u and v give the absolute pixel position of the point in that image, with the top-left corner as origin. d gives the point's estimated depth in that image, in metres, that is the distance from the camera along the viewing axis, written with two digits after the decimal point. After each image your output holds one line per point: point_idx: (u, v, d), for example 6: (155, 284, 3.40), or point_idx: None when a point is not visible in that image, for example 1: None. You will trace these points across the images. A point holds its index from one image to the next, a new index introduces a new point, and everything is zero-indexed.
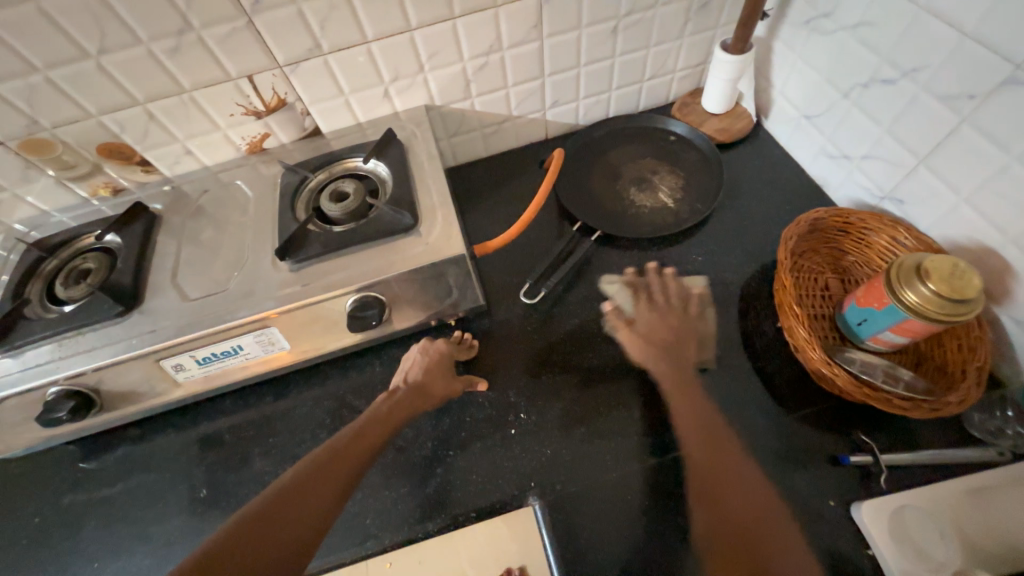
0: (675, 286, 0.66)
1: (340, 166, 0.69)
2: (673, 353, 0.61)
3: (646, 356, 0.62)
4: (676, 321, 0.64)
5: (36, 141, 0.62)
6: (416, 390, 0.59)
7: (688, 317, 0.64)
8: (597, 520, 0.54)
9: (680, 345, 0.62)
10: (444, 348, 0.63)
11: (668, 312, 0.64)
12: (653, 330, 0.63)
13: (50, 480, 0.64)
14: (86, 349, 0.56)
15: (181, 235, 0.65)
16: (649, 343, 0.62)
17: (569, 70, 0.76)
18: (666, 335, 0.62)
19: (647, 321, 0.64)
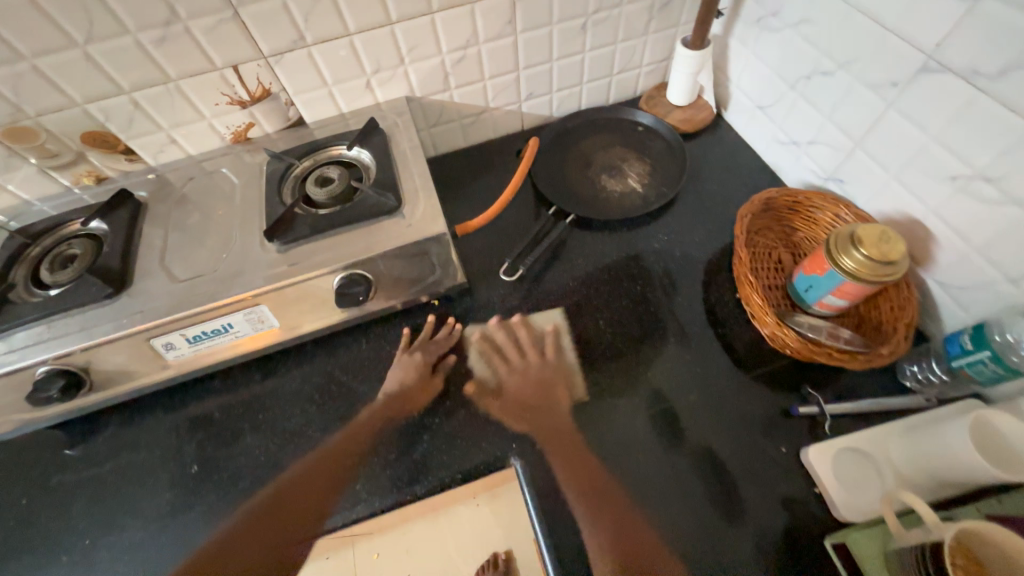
0: (526, 335, 0.69)
1: (325, 153, 0.72)
2: (546, 405, 0.62)
3: (515, 413, 0.62)
4: (539, 369, 0.65)
5: (19, 129, 0.63)
6: (399, 398, 0.65)
7: (547, 360, 0.66)
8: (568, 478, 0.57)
9: (551, 397, 0.63)
10: (427, 348, 0.68)
11: (527, 365, 0.66)
12: (519, 391, 0.64)
13: (36, 464, 0.65)
14: (75, 329, 0.58)
15: (168, 221, 0.67)
16: (519, 405, 0.62)
17: (542, 64, 0.81)
18: (533, 392, 0.63)
19: (513, 381, 0.65)
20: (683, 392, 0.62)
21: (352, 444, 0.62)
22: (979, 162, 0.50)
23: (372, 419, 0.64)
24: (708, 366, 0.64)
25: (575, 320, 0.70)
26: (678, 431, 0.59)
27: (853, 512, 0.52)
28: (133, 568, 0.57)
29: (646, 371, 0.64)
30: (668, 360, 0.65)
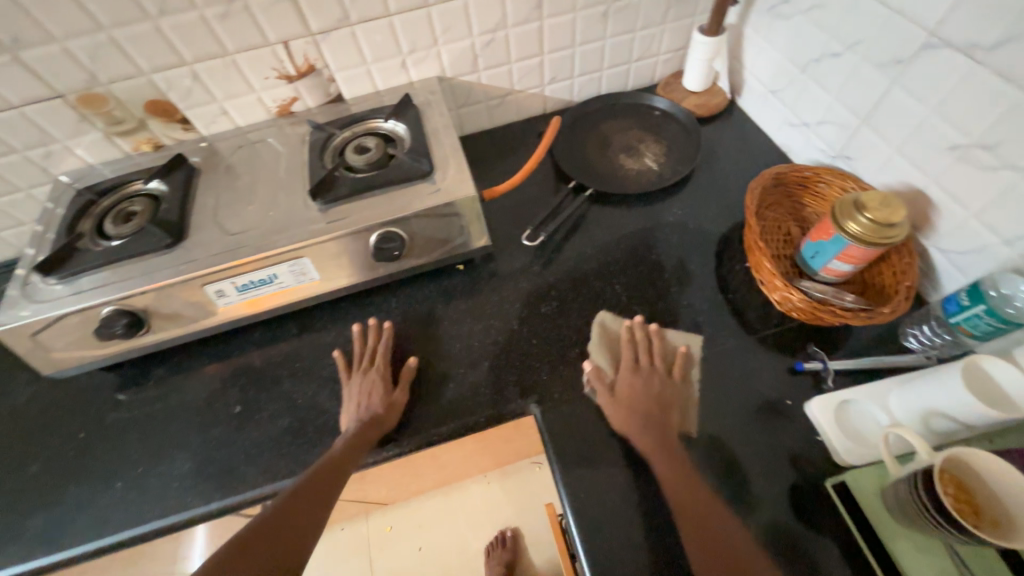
0: (655, 346, 0.65)
1: (363, 126, 0.77)
2: (661, 418, 0.59)
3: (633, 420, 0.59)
4: (661, 385, 0.62)
5: (92, 96, 0.70)
6: (373, 418, 0.61)
7: (669, 377, 0.63)
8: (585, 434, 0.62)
9: (666, 414, 0.59)
10: (376, 363, 0.67)
11: (652, 374, 0.63)
12: (634, 396, 0.61)
13: (92, 402, 0.70)
14: (138, 274, 0.63)
15: (219, 183, 0.73)
16: (631, 408, 0.59)
17: (565, 49, 0.86)
18: (652, 404, 0.60)
19: (629, 384, 0.62)
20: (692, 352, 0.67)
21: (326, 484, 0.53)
22: (976, 131, 0.54)
23: (350, 444, 0.58)
24: (717, 330, 0.68)
25: (592, 285, 0.74)
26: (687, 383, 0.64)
27: (852, 455, 0.56)
28: (182, 494, 0.62)
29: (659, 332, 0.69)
30: (680, 323, 0.69)
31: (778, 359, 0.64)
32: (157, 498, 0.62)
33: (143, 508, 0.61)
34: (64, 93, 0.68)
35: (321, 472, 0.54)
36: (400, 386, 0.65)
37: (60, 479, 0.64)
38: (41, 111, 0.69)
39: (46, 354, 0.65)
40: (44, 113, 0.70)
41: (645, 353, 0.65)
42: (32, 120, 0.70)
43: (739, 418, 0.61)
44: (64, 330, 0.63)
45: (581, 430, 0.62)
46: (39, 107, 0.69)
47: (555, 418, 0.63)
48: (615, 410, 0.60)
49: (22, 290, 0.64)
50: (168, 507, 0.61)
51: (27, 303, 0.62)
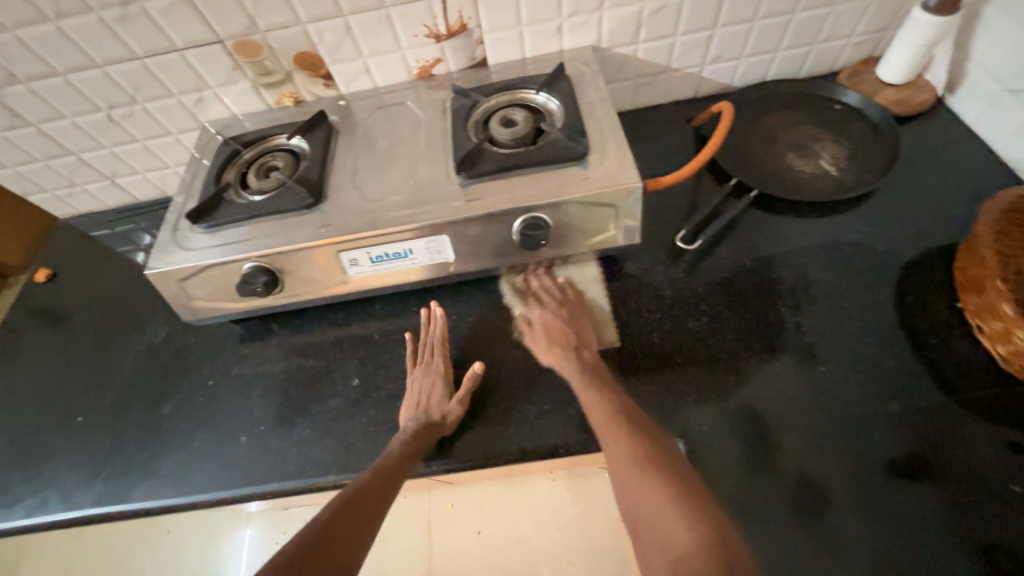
0: (549, 279, 0.67)
1: (509, 95, 0.70)
2: (572, 338, 0.62)
3: (546, 342, 0.62)
4: (570, 312, 0.64)
5: (249, 44, 0.68)
6: (430, 427, 0.57)
7: (572, 302, 0.65)
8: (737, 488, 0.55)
9: (581, 337, 0.62)
10: (436, 360, 0.63)
11: (557, 305, 0.65)
12: (551, 327, 0.63)
13: (220, 351, 0.72)
14: (279, 232, 0.62)
15: (356, 145, 0.70)
16: (550, 336, 0.63)
17: (743, 23, 0.74)
18: (563, 327, 0.63)
19: (540, 317, 0.64)
20: (881, 403, 0.57)
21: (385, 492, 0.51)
22: None
23: (404, 451, 0.55)
24: (911, 379, 0.58)
25: (753, 303, 0.65)
26: (871, 440, 0.55)
27: None
28: (302, 461, 0.61)
29: (777, 360, 0.61)
30: (861, 363, 0.59)
31: (991, 433, 0.54)
32: (275, 459, 0.61)
33: (264, 470, 0.61)
34: (224, 39, 0.67)
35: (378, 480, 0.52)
36: (456, 397, 0.60)
37: (190, 422, 0.66)
38: (200, 55, 0.69)
39: (187, 301, 0.66)
40: (202, 57, 0.69)
41: (547, 285, 0.67)
42: (190, 64, 0.70)
43: (933, 494, 0.52)
44: (207, 280, 0.63)
45: (727, 482, 0.55)
46: (199, 51, 0.68)
47: (698, 457, 0.56)
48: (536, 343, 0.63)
49: (173, 235, 0.64)
50: (287, 472, 0.60)
51: (176, 249, 0.63)
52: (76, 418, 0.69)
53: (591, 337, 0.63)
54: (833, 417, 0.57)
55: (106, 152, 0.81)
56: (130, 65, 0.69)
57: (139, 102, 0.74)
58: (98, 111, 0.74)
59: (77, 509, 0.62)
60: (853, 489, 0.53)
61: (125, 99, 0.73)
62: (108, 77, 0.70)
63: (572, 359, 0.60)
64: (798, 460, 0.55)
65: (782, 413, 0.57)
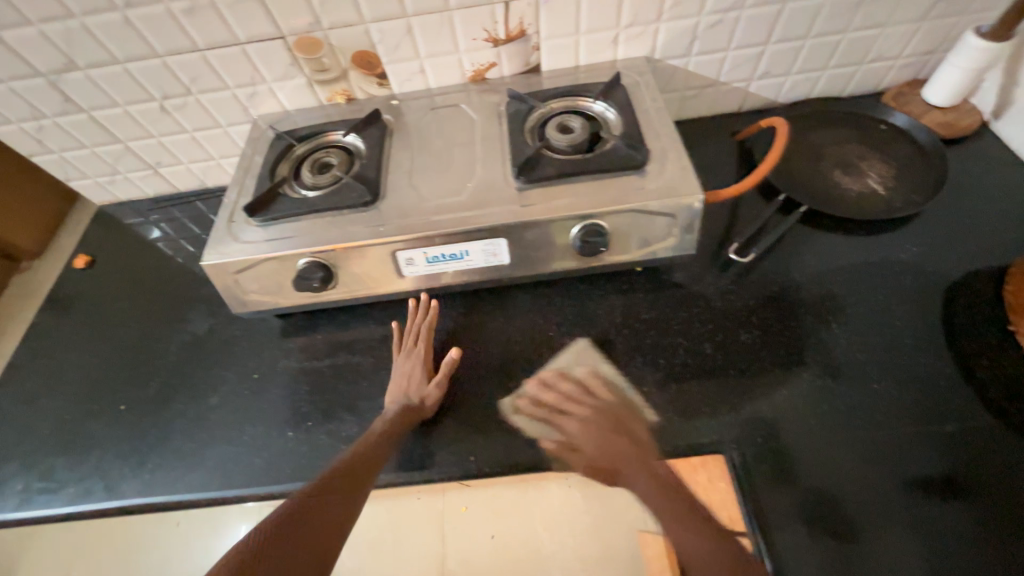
0: (567, 380, 0.63)
1: (564, 102, 0.70)
2: (634, 452, 0.55)
3: (605, 460, 0.55)
4: (610, 416, 0.59)
5: (310, 40, 0.69)
6: (409, 409, 0.60)
7: (608, 402, 0.60)
8: (792, 501, 0.55)
9: (642, 448, 0.56)
10: (418, 346, 0.65)
11: (591, 412, 0.59)
12: (590, 437, 0.56)
13: (266, 345, 0.73)
14: (336, 229, 0.62)
15: (411, 145, 0.70)
16: (603, 451, 0.55)
17: (796, 41, 0.75)
18: (620, 442, 0.56)
19: (587, 436, 0.57)
20: (932, 422, 0.57)
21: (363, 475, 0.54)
22: None
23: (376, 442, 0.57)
24: (962, 399, 0.58)
25: (803, 318, 0.66)
26: (921, 460, 0.56)
27: None
28: None
29: (828, 376, 0.61)
30: (911, 381, 0.60)
31: None
32: (322, 455, 0.62)
33: (311, 465, 0.61)
34: (286, 35, 0.68)
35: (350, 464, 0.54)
36: (434, 380, 0.62)
37: (238, 414, 0.67)
38: (261, 50, 0.69)
39: (239, 294, 0.66)
40: (262, 52, 0.69)
41: (565, 388, 0.62)
42: (249, 58, 0.70)
43: (987, 517, 0.53)
44: (262, 273, 0.63)
45: (778, 497, 0.55)
46: (260, 46, 0.69)
47: (754, 470, 0.56)
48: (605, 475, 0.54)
49: (227, 229, 0.64)
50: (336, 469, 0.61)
51: (232, 242, 0.63)
52: (121, 406, 0.69)
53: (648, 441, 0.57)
54: (884, 434, 0.57)
55: (153, 141, 0.81)
56: (189, 56, 0.69)
57: (193, 93, 0.74)
58: (151, 101, 0.75)
59: (124, 497, 0.62)
60: (902, 506, 0.54)
61: (179, 90, 0.73)
62: (166, 68, 0.70)
63: (649, 484, 0.52)
64: (848, 476, 0.56)
65: (816, 431, 0.58)
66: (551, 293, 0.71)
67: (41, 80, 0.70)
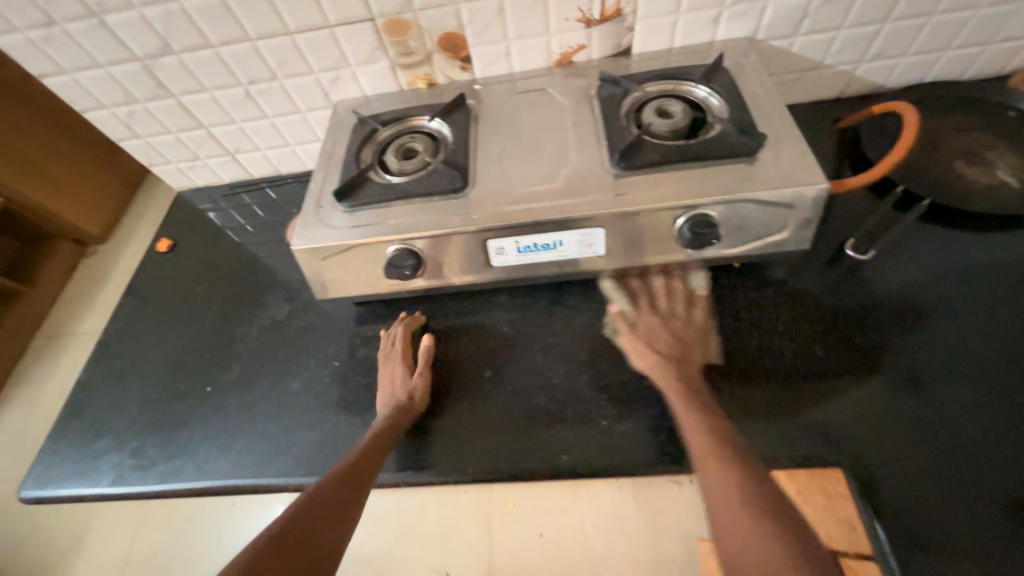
0: (676, 287, 0.64)
1: (661, 85, 0.66)
2: (679, 359, 0.58)
3: (648, 354, 0.59)
4: (681, 327, 0.61)
5: (398, 22, 0.67)
6: (397, 406, 0.60)
7: (689, 321, 0.62)
8: (921, 518, 0.51)
9: (689, 358, 0.59)
10: (396, 346, 0.67)
11: (669, 317, 0.62)
12: (654, 333, 0.61)
13: (345, 333, 0.73)
14: (425, 215, 0.61)
15: (497, 130, 0.68)
16: (650, 343, 0.60)
17: (918, 18, 0.68)
18: (676, 347, 0.59)
19: (647, 322, 0.62)
20: None
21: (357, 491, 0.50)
22: None
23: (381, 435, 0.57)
24: None
25: (926, 322, 0.61)
26: None
27: None
28: (440, 451, 0.61)
29: (960, 387, 0.56)
30: None
31: None
32: (410, 447, 0.61)
33: (400, 457, 0.61)
34: (376, 17, 0.66)
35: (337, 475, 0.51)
36: (416, 372, 0.64)
37: (321, 401, 0.66)
38: (349, 33, 0.68)
39: (324, 280, 0.65)
40: (350, 35, 0.68)
41: (670, 292, 0.64)
42: (336, 41, 0.69)
43: None
44: (350, 259, 0.63)
45: (907, 514, 0.51)
46: (349, 28, 0.68)
47: (879, 484, 0.52)
48: (637, 344, 0.60)
49: (316, 214, 0.64)
50: (425, 462, 0.60)
51: (321, 227, 0.62)
52: (207, 387, 0.70)
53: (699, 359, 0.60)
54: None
55: (235, 127, 0.82)
56: (280, 40, 0.69)
57: (278, 78, 0.74)
58: (238, 86, 0.75)
59: (214, 478, 0.63)
60: None
61: (265, 75, 0.73)
62: (256, 52, 0.70)
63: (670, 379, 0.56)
64: (989, 495, 0.50)
65: (948, 445, 0.53)
66: None
67: (137, 65, 0.71)
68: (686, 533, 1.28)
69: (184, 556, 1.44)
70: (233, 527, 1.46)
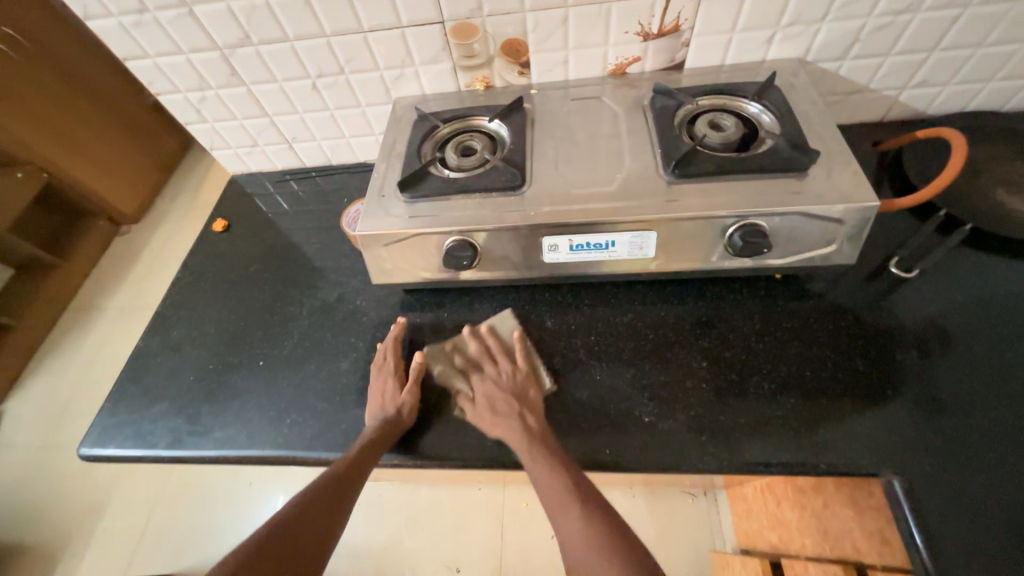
0: (493, 342, 0.69)
1: (713, 100, 0.69)
2: (513, 406, 0.62)
3: (490, 416, 0.62)
4: (507, 378, 0.65)
5: (467, 26, 0.71)
6: (387, 421, 0.62)
7: (515, 366, 0.66)
8: (964, 533, 0.51)
9: (525, 401, 0.63)
10: (387, 362, 0.68)
11: (496, 373, 0.66)
12: (488, 395, 0.63)
13: (393, 319, 0.76)
14: (484, 210, 0.64)
15: (552, 134, 0.71)
16: (490, 407, 0.62)
17: (966, 49, 0.70)
18: (505, 398, 0.62)
19: (485, 387, 0.64)
20: None
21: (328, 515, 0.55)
22: None
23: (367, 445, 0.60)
24: None
25: (966, 342, 0.62)
26: None
27: None
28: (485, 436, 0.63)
29: (1001, 407, 0.57)
30: None
31: None
32: (459, 432, 0.64)
33: (448, 440, 0.64)
34: (446, 20, 0.70)
35: (310, 497, 0.55)
36: (407, 388, 0.65)
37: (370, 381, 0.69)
38: (419, 34, 0.72)
39: (382, 265, 0.69)
40: (420, 36, 0.72)
41: (492, 350, 0.68)
42: (405, 41, 0.73)
43: None
44: (408, 247, 0.66)
45: (948, 527, 0.52)
46: (419, 30, 0.71)
47: (918, 496, 0.54)
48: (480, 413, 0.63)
49: (378, 203, 0.67)
50: (464, 450, 0.63)
51: (383, 215, 0.65)
52: (259, 361, 0.74)
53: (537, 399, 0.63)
54: None
55: (296, 117, 0.86)
56: (353, 37, 0.73)
57: (345, 73, 0.78)
58: (306, 78, 0.79)
59: (266, 448, 0.65)
60: None
61: (333, 70, 0.77)
62: (328, 47, 0.74)
63: (516, 428, 0.59)
64: None
65: (989, 463, 0.54)
66: (686, 296, 0.72)
67: (216, 53, 0.76)
68: (698, 546, 1.28)
69: (199, 533, 1.47)
70: (248, 507, 1.49)
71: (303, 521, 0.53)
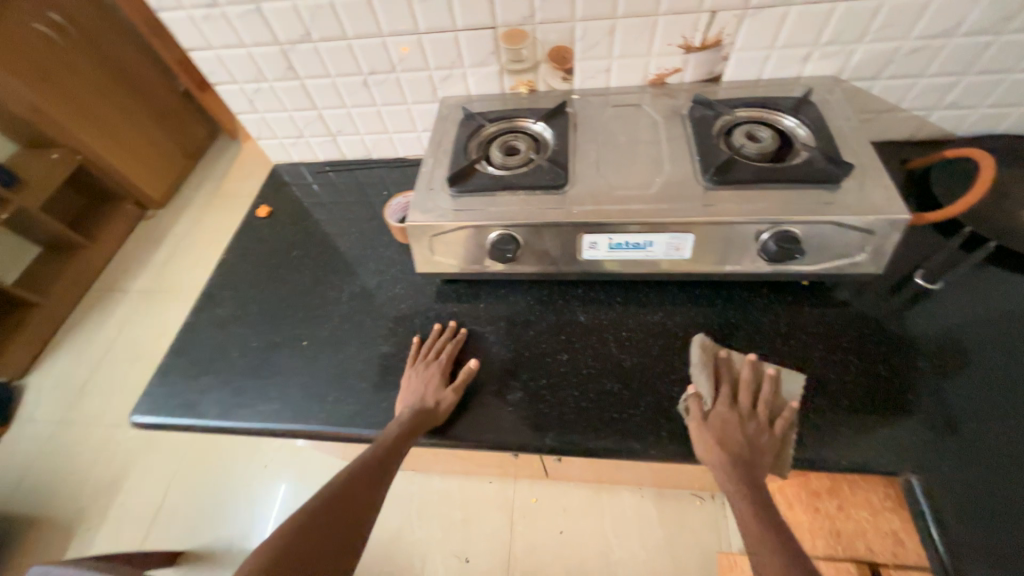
0: (770, 385, 0.62)
1: (750, 112, 0.73)
2: (746, 458, 0.57)
3: (721, 449, 0.57)
4: (761, 432, 0.59)
5: (518, 32, 0.74)
6: (425, 413, 0.64)
7: (771, 424, 0.60)
8: (979, 534, 0.54)
9: (756, 451, 0.58)
10: (437, 360, 0.70)
11: (751, 416, 0.60)
12: (728, 430, 0.59)
13: (431, 307, 0.79)
14: (528, 206, 0.67)
15: (594, 137, 0.74)
16: (721, 439, 0.58)
17: (997, 74, 0.73)
18: (742, 444, 0.58)
19: (723, 417, 0.60)
20: None
21: (370, 492, 0.58)
22: None
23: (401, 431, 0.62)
24: None
25: (986, 354, 0.65)
26: None
27: None
28: (518, 421, 0.66)
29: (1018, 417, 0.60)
30: None
31: None
32: (494, 417, 0.67)
33: (481, 423, 0.67)
34: (499, 25, 0.74)
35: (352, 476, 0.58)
36: (452, 387, 0.67)
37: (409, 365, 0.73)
38: (472, 38, 0.76)
39: (427, 255, 0.72)
40: (472, 40, 0.76)
41: (764, 393, 0.62)
42: (458, 44, 0.77)
43: None
44: (454, 238, 0.69)
45: (963, 526, 0.54)
46: (473, 34, 0.75)
47: (935, 497, 0.56)
48: (705, 437, 0.59)
49: (427, 195, 0.71)
50: (496, 433, 0.66)
51: (431, 206, 0.69)
52: (302, 341, 0.77)
53: (771, 447, 0.58)
54: None
55: (345, 112, 0.90)
56: (409, 38, 0.77)
57: (396, 71, 0.82)
58: (359, 75, 0.83)
59: (309, 423, 0.69)
60: None
61: (386, 67, 0.81)
62: (384, 47, 0.78)
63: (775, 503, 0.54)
64: None
65: (1006, 469, 0.56)
66: (715, 298, 0.75)
67: (277, 48, 0.80)
68: (705, 549, 1.30)
69: (214, 511, 1.51)
70: (263, 488, 1.53)
71: (351, 496, 0.56)
